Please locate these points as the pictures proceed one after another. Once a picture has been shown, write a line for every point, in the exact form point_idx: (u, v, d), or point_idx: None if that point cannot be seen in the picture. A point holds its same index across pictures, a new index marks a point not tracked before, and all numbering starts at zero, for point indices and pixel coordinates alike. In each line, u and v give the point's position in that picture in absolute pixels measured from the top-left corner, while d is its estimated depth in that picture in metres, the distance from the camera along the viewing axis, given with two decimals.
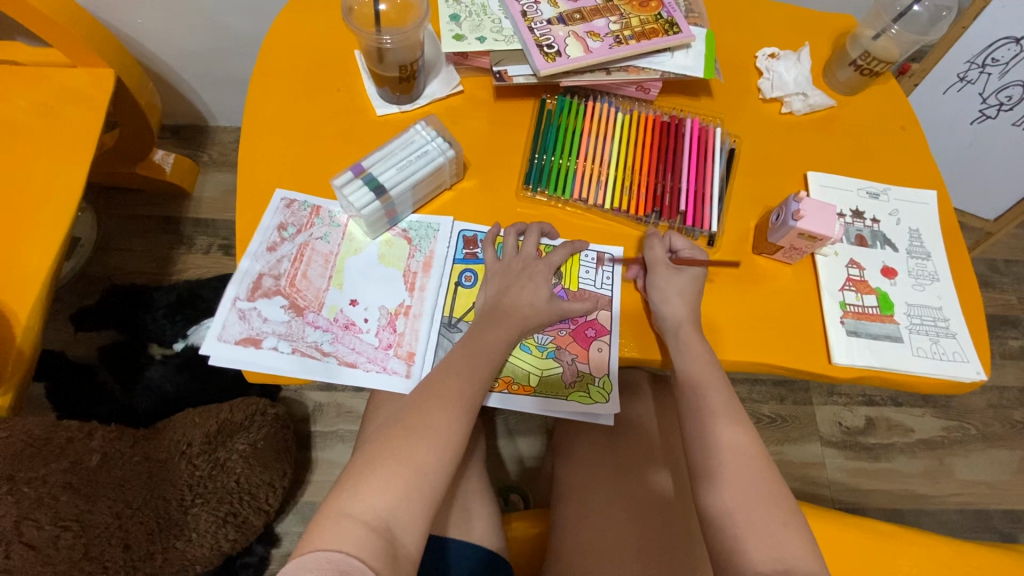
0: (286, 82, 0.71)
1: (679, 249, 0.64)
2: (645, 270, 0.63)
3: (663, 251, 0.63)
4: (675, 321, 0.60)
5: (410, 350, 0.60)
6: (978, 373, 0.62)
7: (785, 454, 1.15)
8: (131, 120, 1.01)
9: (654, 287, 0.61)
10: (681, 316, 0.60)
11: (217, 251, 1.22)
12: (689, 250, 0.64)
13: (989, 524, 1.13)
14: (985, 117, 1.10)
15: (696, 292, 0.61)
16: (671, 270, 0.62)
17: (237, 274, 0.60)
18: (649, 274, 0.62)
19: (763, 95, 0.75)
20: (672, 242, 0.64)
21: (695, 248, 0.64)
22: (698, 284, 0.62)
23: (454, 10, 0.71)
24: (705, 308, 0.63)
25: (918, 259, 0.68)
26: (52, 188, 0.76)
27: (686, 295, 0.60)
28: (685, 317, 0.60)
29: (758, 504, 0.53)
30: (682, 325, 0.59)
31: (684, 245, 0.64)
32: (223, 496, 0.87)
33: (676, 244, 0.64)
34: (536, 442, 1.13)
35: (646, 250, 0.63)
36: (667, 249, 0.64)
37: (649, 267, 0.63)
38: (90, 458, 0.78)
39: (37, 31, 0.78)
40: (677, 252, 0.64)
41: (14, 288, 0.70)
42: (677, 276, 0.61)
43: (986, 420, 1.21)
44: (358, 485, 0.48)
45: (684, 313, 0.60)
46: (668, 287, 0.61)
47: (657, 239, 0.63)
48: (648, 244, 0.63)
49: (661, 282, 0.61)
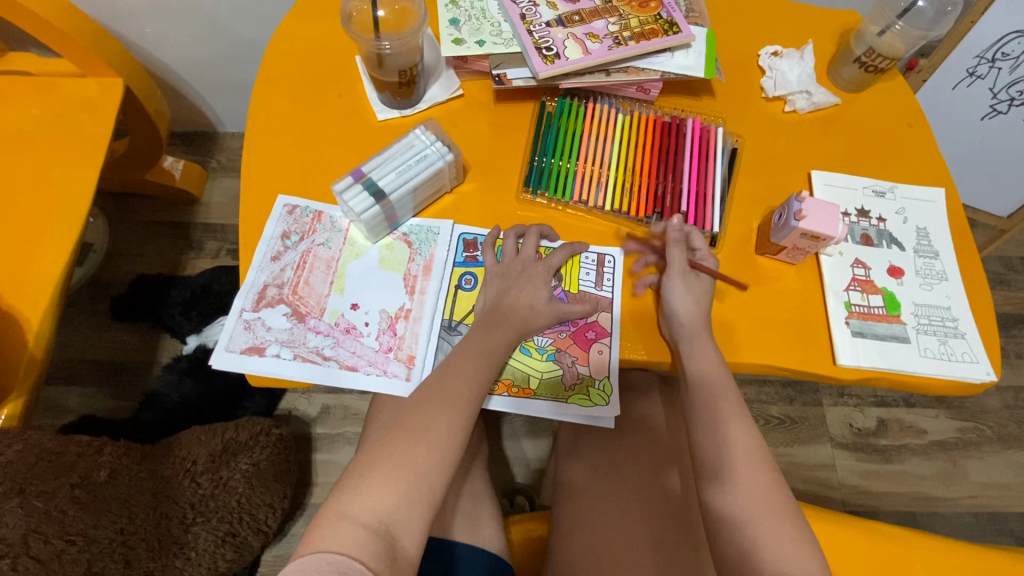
0: (289, 89, 0.71)
1: (698, 250, 0.62)
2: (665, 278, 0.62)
3: (679, 257, 0.61)
4: (688, 327, 0.59)
5: (410, 353, 0.60)
6: (988, 374, 0.61)
7: (795, 457, 1.14)
8: (141, 130, 1.04)
9: (669, 294, 0.60)
10: (690, 321, 0.59)
11: (226, 255, 1.24)
12: (707, 253, 0.62)
13: (1005, 527, 1.11)
14: (996, 112, 1.08)
15: (707, 297, 0.60)
16: (688, 274, 0.61)
17: (244, 287, 0.61)
18: (666, 281, 0.61)
19: (766, 94, 0.74)
20: (693, 242, 0.63)
21: (711, 253, 0.62)
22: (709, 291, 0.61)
23: (453, 14, 0.71)
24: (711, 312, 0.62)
25: (926, 258, 0.67)
26: (62, 197, 0.78)
27: (698, 302, 0.60)
28: (695, 323, 0.59)
29: (766, 514, 0.53)
30: (695, 332, 0.59)
31: (703, 247, 0.62)
32: (224, 516, 0.86)
33: (696, 245, 0.63)
34: (543, 445, 1.13)
35: (667, 251, 0.62)
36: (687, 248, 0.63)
37: (666, 276, 0.61)
38: (99, 473, 0.75)
39: (46, 41, 0.79)
40: (696, 252, 0.63)
41: (26, 293, 0.72)
42: (689, 282, 0.60)
43: (1001, 421, 1.18)
44: (358, 488, 0.48)
45: (695, 320, 0.59)
46: (682, 295, 0.60)
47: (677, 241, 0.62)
48: (669, 243, 0.62)
49: (676, 291, 0.60)
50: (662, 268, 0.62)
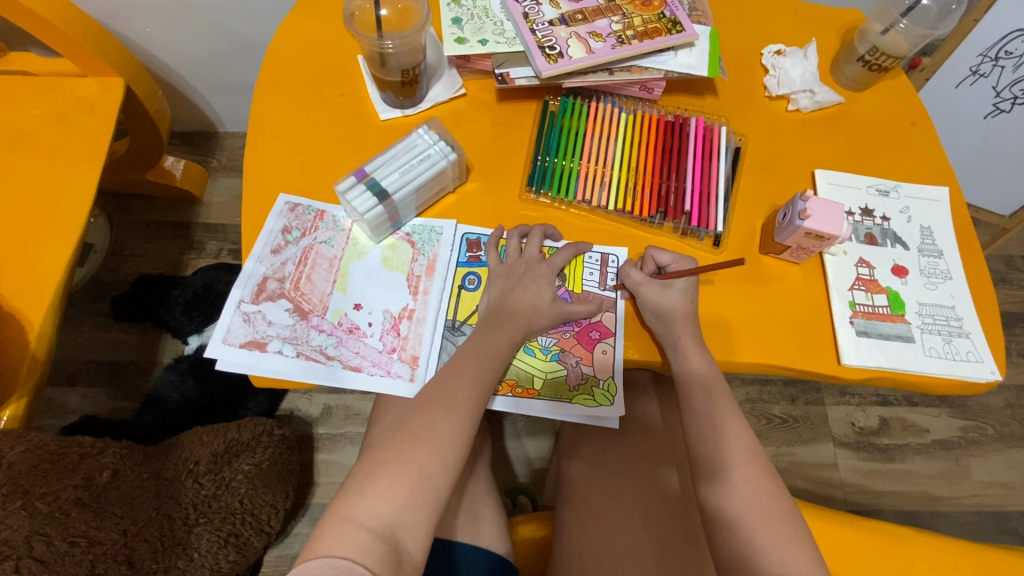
0: (292, 88, 0.71)
1: (665, 264, 0.63)
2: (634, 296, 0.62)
3: (642, 274, 0.62)
4: (669, 333, 0.60)
5: (414, 354, 0.60)
6: (992, 374, 0.61)
7: (797, 456, 1.14)
8: (142, 129, 1.03)
9: (646, 307, 0.61)
10: (676, 325, 0.59)
11: (227, 255, 1.24)
12: (676, 262, 0.62)
13: (1008, 526, 1.11)
14: (999, 111, 1.08)
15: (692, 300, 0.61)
16: (659, 285, 0.61)
17: (243, 275, 0.61)
18: (637, 298, 0.62)
19: (769, 93, 0.74)
20: (658, 258, 0.63)
21: (681, 258, 0.62)
22: (691, 295, 0.61)
23: (456, 13, 0.71)
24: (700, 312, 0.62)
25: (931, 258, 0.66)
26: (62, 197, 0.77)
27: (680, 307, 0.60)
28: (681, 327, 0.59)
29: (762, 514, 0.53)
30: (678, 337, 0.59)
31: (670, 259, 0.62)
32: (225, 517, 0.85)
33: (662, 260, 0.63)
34: (545, 444, 1.12)
35: (625, 279, 0.62)
36: (653, 268, 0.63)
37: (635, 295, 0.62)
38: (102, 474, 0.75)
39: (47, 41, 0.79)
40: (664, 267, 0.63)
41: (27, 293, 0.72)
42: (667, 292, 0.60)
43: (1004, 420, 1.18)
44: (364, 492, 0.48)
45: (682, 323, 0.59)
46: (661, 305, 0.60)
47: (635, 265, 0.62)
48: (625, 273, 0.62)
49: (654, 300, 0.60)
50: (630, 289, 0.62)
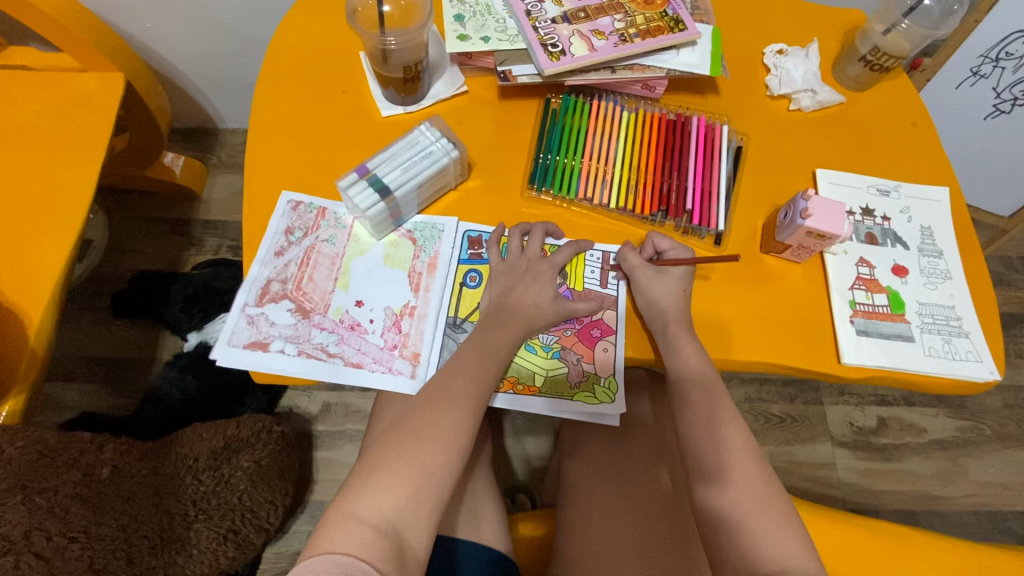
0: (294, 84, 0.71)
1: (664, 250, 0.63)
2: (630, 281, 0.63)
3: (638, 258, 0.63)
4: (663, 323, 0.60)
5: (415, 350, 0.60)
6: (992, 374, 0.61)
7: (796, 455, 1.14)
8: (141, 125, 1.03)
9: (640, 295, 0.62)
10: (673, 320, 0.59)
11: (226, 252, 1.24)
12: (673, 249, 0.63)
13: (1004, 526, 1.11)
14: (998, 112, 1.08)
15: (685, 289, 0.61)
16: (653, 272, 0.62)
17: (247, 282, 0.61)
18: (632, 283, 0.62)
19: (771, 93, 0.74)
20: (657, 243, 0.63)
21: (679, 244, 0.63)
22: (684, 282, 0.61)
23: (458, 10, 0.70)
24: (696, 310, 0.62)
25: (930, 258, 0.67)
26: (62, 193, 0.77)
27: (674, 299, 0.60)
28: (672, 318, 0.59)
29: (764, 513, 0.53)
30: (672, 330, 0.59)
31: (668, 245, 0.63)
32: (224, 514, 0.85)
33: (660, 246, 0.63)
34: (544, 443, 1.13)
35: (622, 261, 0.63)
36: (650, 253, 0.64)
37: (631, 280, 0.63)
38: (101, 469, 0.75)
39: (47, 36, 0.79)
40: (662, 253, 0.64)
41: (26, 289, 0.71)
42: (660, 278, 0.61)
43: (1001, 420, 1.19)
44: (366, 488, 0.48)
45: (674, 316, 0.59)
46: (654, 293, 0.61)
47: (632, 250, 0.63)
48: (622, 255, 0.63)
49: (648, 288, 0.61)
50: (626, 272, 0.63)
